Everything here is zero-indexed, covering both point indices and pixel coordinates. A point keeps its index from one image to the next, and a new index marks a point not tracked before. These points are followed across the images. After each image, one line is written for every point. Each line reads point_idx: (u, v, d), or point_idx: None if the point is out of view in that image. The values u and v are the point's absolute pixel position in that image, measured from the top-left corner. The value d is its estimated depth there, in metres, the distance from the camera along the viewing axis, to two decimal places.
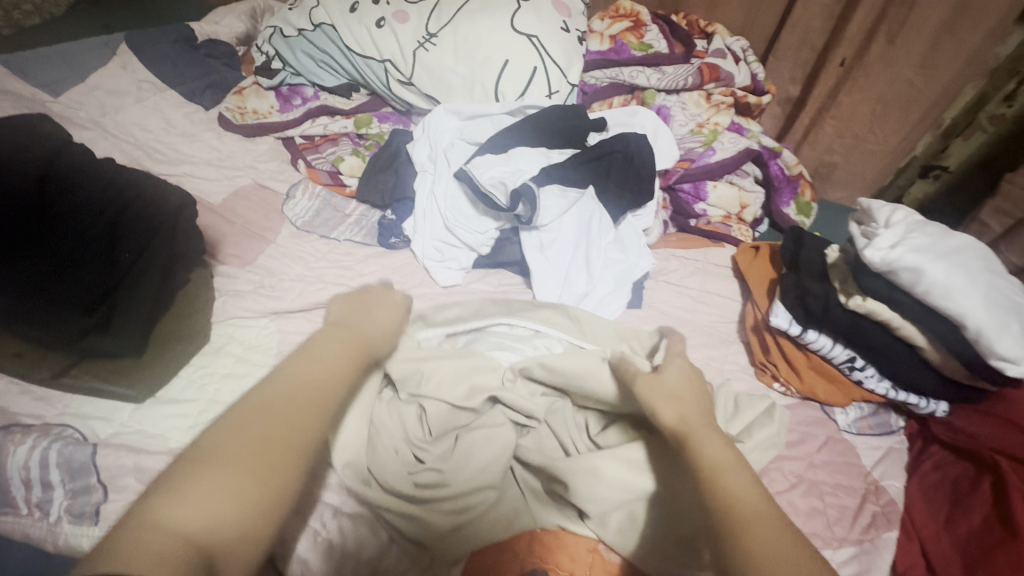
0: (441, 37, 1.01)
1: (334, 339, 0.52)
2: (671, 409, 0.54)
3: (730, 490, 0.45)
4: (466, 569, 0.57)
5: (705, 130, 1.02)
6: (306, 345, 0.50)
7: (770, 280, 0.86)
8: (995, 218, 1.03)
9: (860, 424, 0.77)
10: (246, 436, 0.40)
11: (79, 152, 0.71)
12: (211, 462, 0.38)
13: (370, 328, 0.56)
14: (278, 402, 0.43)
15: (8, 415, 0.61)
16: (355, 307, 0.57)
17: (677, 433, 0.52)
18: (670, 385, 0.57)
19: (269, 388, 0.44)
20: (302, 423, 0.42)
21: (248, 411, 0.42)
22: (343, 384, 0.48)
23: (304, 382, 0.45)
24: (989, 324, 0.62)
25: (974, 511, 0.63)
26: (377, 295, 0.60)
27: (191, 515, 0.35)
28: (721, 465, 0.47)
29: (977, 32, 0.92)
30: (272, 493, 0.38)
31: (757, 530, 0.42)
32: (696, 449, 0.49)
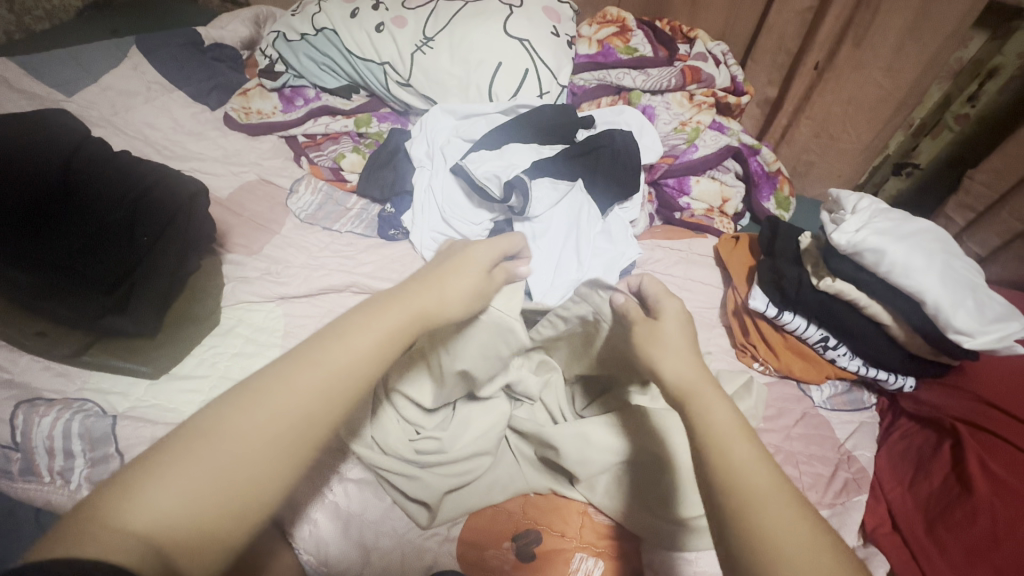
0: (437, 41, 1.07)
1: (386, 310, 0.46)
2: (678, 365, 0.48)
3: (732, 460, 0.39)
4: (464, 527, 0.63)
5: (687, 128, 1.08)
6: (344, 319, 0.45)
7: (750, 266, 0.92)
8: (959, 212, 1.09)
9: (834, 400, 0.82)
10: (240, 430, 0.37)
11: (99, 144, 0.76)
12: (194, 451, 0.35)
13: (441, 298, 0.50)
14: (287, 393, 0.39)
15: (32, 389, 0.65)
16: (430, 275, 0.52)
17: (677, 391, 0.46)
18: (671, 338, 0.51)
19: (285, 373, 0.40)
20: (301, 428, 0.38)
21: (255, 395, 0.39)
22: (370, 382, 0.43)
23: (324, 373, 0.41)
24: (946, 300, 0.67)
25: (935, 473, 0.68)
26: (474, 258, 0.56)
27: (157, 510, 0.33)
28: (723, 432, 0.41)
29: (936, 37, 0.98)
30: (247, 502, 0.35)
31: (760, 504, 0.37)
32: (697, 412, 0.43)
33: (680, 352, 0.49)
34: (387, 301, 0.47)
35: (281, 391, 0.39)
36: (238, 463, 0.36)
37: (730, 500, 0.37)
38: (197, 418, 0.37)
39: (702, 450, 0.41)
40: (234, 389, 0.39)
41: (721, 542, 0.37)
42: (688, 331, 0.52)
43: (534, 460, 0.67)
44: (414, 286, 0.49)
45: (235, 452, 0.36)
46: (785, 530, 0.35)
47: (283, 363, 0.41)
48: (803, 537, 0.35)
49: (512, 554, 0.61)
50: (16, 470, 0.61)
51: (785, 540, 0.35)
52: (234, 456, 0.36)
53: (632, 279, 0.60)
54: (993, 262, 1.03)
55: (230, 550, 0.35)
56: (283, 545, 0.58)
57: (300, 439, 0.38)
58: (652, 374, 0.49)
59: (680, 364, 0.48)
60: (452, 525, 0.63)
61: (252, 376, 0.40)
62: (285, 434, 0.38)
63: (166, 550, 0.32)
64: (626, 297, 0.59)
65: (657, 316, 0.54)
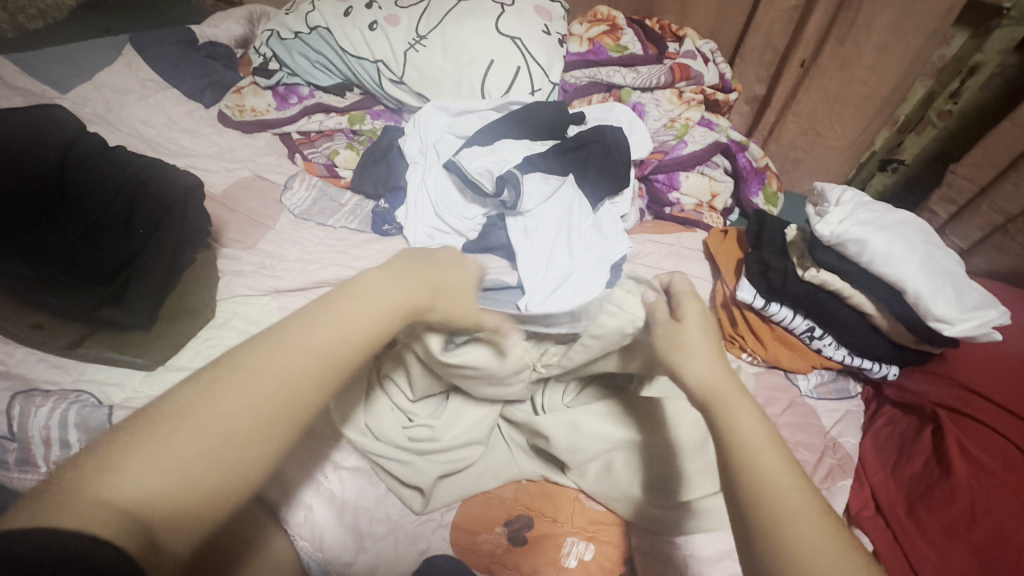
0: (430, 39, 1.08)
1: (377, 288, 0.44)
2: (704, 369, 0.47)
3: (764, 473, 0.40)
4: (457, 512, 0.64)
5: (677, 124, 1.10)
6: (334, 296, 0.44)
7: (738, 259, 0.93)
8: (942, 205, 1.11)
9: (821, 389, 0.83)
10: (224, 404, 0.35)
11: (94, 141, 0.77)
12: (177, 424, 0.34)
13: (439, 286, 0.49)
14: (276, 367, 0.38)
15: (28, 380, 0.65)
16: (423, 261, 0.50)
17: (702, 396, 0.46)
18: (692, 339, 0.50)
19: (271, 348, 0.39)
20: (285, 403, 0.37)
21: (242, 369, 0.37)
22: (358, 359, 0.42)
23: (311, 347, 0.39)
24: (927, 288, 0.69)
25: (916, 457, 0.70)
26: (467, 275, 0.53)
27: (138, 482, 0.31)
28: (752, 442, 0.42)
29: (919, 35, 1.00)
30: (231, 476, 0.34)
31: (788, 516, 0.38)
32: (725, 420, 0.44)
33: (702, 353, 0.49)
34: (377, 279, 0.45)
35: (266, 365, 0.38)
36: (219, 436, 0.34)
37: (759, 511, 0.39)
38: (179, 392, 0.36)
39: (731, 459, 0.42)
40: (218, 365, 0.38)
41: (745, 549, 0.39)
42: (708, 328, 0.52)
43: (526, 447, 0.69)
44: (407, 268, 0.48)
45: (218, 425, 0.35)
46: (812, 542, 0.37)
47: (268, 338, 0.40)
48: (827, 549, 0.37)
49: (505, 538, 0.62)
50: (12, 460, 0.61)
51: (811, 553, 0.36)
52: (217, 428, 0.34)
53: (664, 277, 0.58)
54: (976, 253, 1.05)
55: (211, 523, 0.34)
56: (277, 527, 0.57)
57: (285, 414, 0.37)
58: (675, 377, 0.49)
59: (706, 366, 0.47)
60: (446, 511, 0.64)
61: (238, 350, 0.39)
62: (269, 409, 0.36)
63: (148, 523, 0.31)
64: (658, 298, 0.56)
65: (680, 316, 0.53)
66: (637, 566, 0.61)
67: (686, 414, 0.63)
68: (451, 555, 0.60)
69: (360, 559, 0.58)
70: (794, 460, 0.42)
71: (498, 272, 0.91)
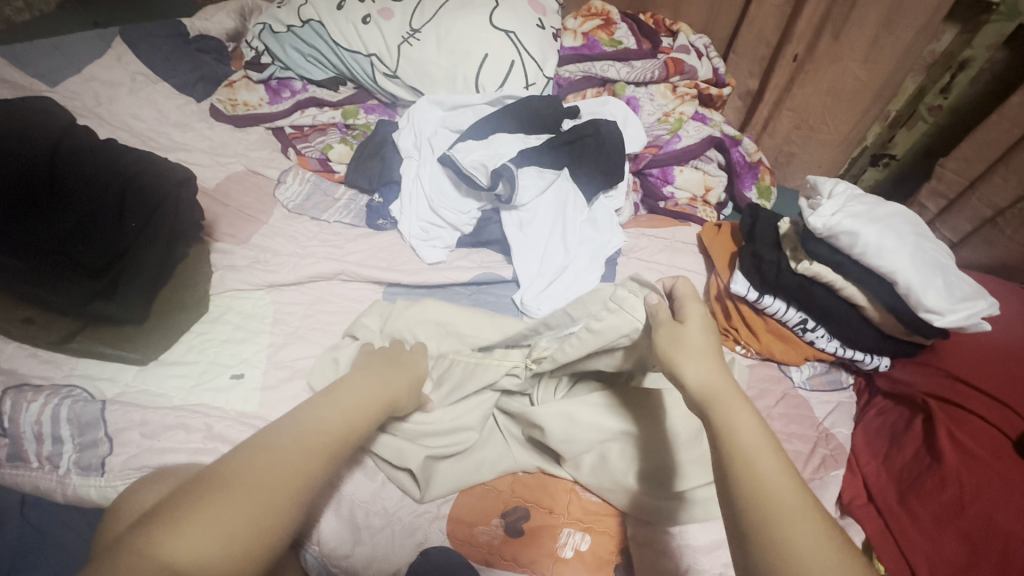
0: (424, 33, 1.08)
1: (358, 387, 0.56)
2: (704, 370, 0.47)
3: (759, 475, 0.41)
4: (453, 505, 0.64)
5: (671, 119, 1.10)
6: (333, 394, 0.54)
7: (731, 253, 0.94)
8: (932, 199, 1.12)
9: (813, 380, 0.84)
10: (258, 471, 0.43)
11: (85, 133, 0.76)
12: (225, 493, 0.41)
13: (400, 384, 0.61)
14: (296, 444, 0.46)
15: (19, 375, 0.65)
16: (389, 366, 0.63)
17: (700, 396, 0.46)
18: (694, 340, 0.50)
19: (290, 428, 0.48)
20: (304, 473, 0.45)
21: (270, 447, 0.45)
22: (352, 441, 0.51)
23: (318, 426, 0.49)
24: (917, 280, 0.70)
25: (907, 446, 0.71)
26: (417, 363, 0.67)
27: (195, 541, 0.37)
28: (750, 444, 0.42)
29: (908, 31, 1.01)
30: (265, 534, 0.41)
31: (783, 515, 0.38)
32: (722, 420, 0.44)
33: (701, 355, 0.49)
34: (363, 383, 0.57)
35: (289, 440, 0.47)
36: (257, 500, 0.41)
37: (756, 512, 0.39)
38: (222, 467, 0.43)
39: (727, 460, 0.42)
40: (250, 442, 0.46)
41: (741, 548, 0.39)
42: (710, 332, 0.52)
43: (522, 439, 0.69)
44: (381, 372, 0.61)
45: (257, 491, 0.42)
46: (806, 541, 0.37)
47: (285, 424, 0.48)
48: (825, 551, 0.37)
49: (501, 530, 0.62)
50: (3, 456, 0.61)
51: (807, 552, 0.36)
52: (254, 495, 0.41)
53: (668, 282, 0.58)
54: (965, 246, 1.06)
55: None
56: None
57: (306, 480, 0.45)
58: (673, 376, 0.49)
59: (706, 368, 0.48)
60: (443, 503, 0.64)
61: (264, 432, 0.47)
62: (294, 475, 0.44)
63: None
64: (660, 300, 0.55)
65: (682, 318, 0.53)
66: (633, 556, 0.61)
67: (680, 404, 0.64)
68: (447, 547, 0.60)
69: (357, 552, 0.58)
70: (790, 462, 0.42)
71: (493, 265, 0.92)
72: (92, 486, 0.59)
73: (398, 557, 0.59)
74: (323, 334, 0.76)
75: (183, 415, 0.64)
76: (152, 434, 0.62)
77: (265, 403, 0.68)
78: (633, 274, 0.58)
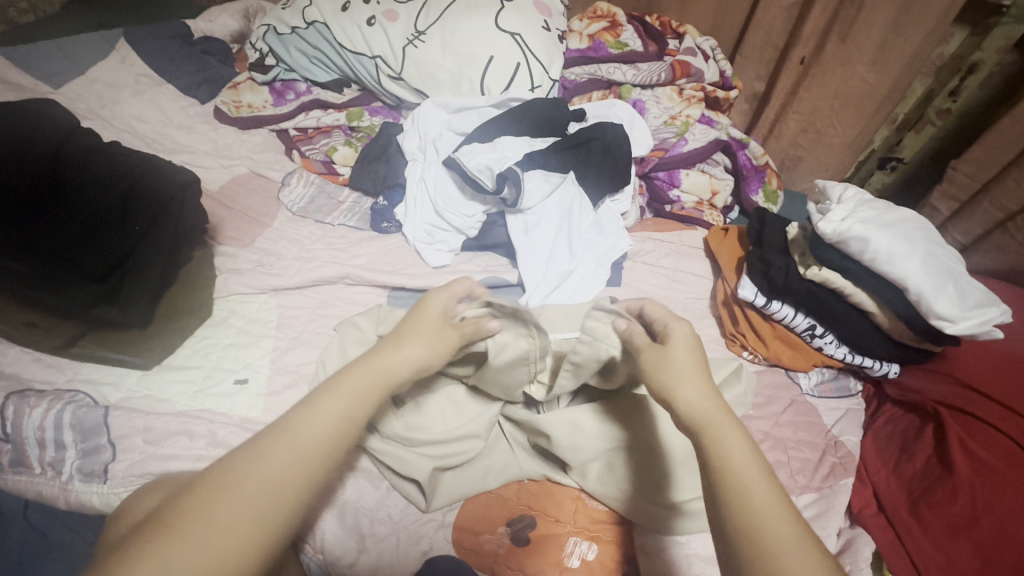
0: (429, 35, 1.07)
1: (354, 374, 0.49)
2: (696, 395, 0.47)
3: (754, 504, 0.40)
4: (459, 511, 0.64)
5: (677, 122, 1.09)
6: (326, 386, 0.48)
7: (738, 257, 0.93)
8: (943, 202, 1.11)
9: (822, 387, 0.83)
10: (226, 496, 0.41)
11: (88, 136, 0.76)
12: (190, 518, 0.39)
13: (402, 355, 0.52)
14: (268, 460, 0.43)
15: (21, 380, 0.64)
16: (397, 334, 0.54)
17: (693, 422, 0.46)
18: (680, 362, 0.50)
19: (261, 446, 0.44)
20: (278, 491, 0.42)
21: (242, 464, 0.43)
22: (339, 441, 0.46)
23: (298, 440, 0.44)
24: (928, 286, 0.69)
25: (917, 455, 0.70)
26: (429, 315, 0.56)
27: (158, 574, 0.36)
28: (742, 473, 0.42)
29: (918, 34, 0.99)
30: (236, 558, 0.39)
31: (778, 549, 0.38)
32: (714, 447, 0.43)
33: (690, 376, 0.48)
34: (357, 370, 0.50)
35: (258, 458, 0.43)
36: (217, 537, 0.39)
37: (749, 545, 0.38)
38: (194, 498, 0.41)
39: (718, 486, 0.42)
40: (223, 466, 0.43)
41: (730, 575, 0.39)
42: (694, 351, 0.51)
43: (527, 446, 0.68)
44: (380, 349, 0.53)
45: (216, 530, 0.39)
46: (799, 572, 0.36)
47: (259, 439, 0.44)
48: None
49: (507, 538, 0.61)
50: (6, 462, 0.62)
51: None
52: (222, 532, 0.39)
53: (632, 304, 0.61)
54: (975, 251, 1.05)
55: None
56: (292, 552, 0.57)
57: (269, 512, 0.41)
58: (663, 401, 0.49)
59: (697, 393, 0.47)
60: (448, 511, 0.64)
61: (247, 444, 0.45)
62: (258, 507, 0.41)
63: None
64: (629, 324, 0.59)
65: (666, 342, 0.53)
66: (639, 565, 0.60)
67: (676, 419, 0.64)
68: (453, 556, 0.59)
69: (362, 560, 0.58)
70: (784, 493, 0.41)
71: (498, 270, 0.91)
72: (95, 493, 0.59)
73: (403, 565, 0.58)
74: (328, 339, 0.75)
75: (186, 420, 0.64)
76: (155, 440, 0.62)
77: (268, 409, 0.67)
78: (599, 303, 0.62)
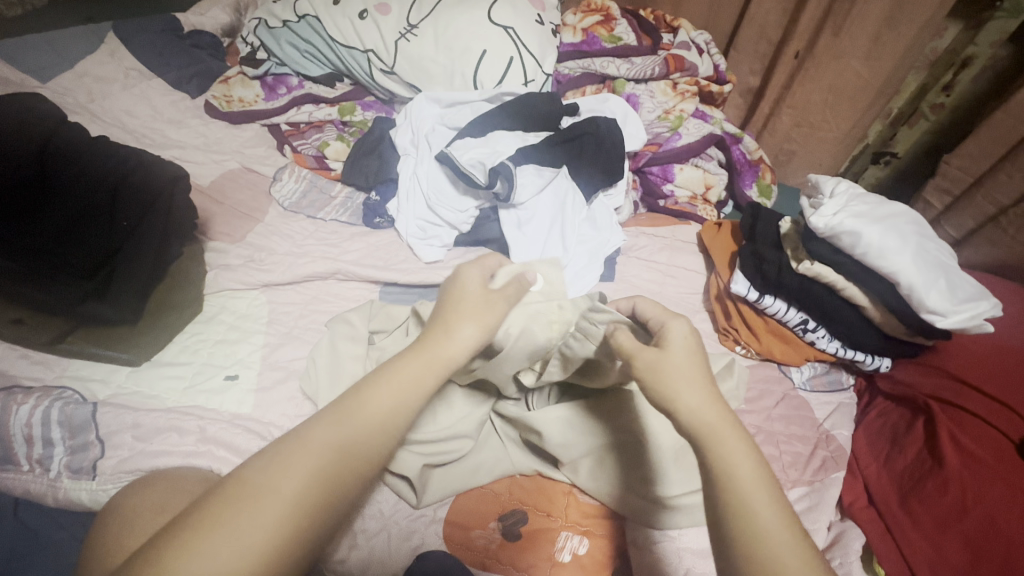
0: (422, 28, 1.07)
1: (404, 363, 0.48)
2: (699, 404, 0.45)
3: (753, 514, 0.40)
4: (450, 508, 0.64)
5: (671, 116, 1.09)
6: (379, 372, 0.48)
7: (731, 252, 0.93)
8: (937, 196, 1.11)
9: (814, 381, 0.83)
10: (273, 483, 0.41)
11: (76, 130, 0.75)
12: (238, 504, 0.40)
13: (453, 340, 0.50)
14: (320, 448, 0.43)
15: (9, 377, 0.64)
16: (442, 315, 0.53)
17: (692, 431, 0.44)
18: (678, 368, 0.47)
19: (315, 431, 0.44)
20: (326, 478, 0.43)
21: (293, 451, 0.43)
22: (388, 431, 0.46)
23: (351, 429, 0.45)
24: (920, 281, 0.69)
25: (909, 450, 0.70)
26: (470, 290, 0.54)
27: (207, 559, 0.37)
28: (744, 488, 0.41)
29: (911, 28, 0.99)
30: (283, 544, 0.39)
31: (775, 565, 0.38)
32: (716, 457, 0.43)
33: (689, 382, 0.46)
34: (408, 360, 0.49)
35: (310, 444, 0.43)
36: (265, 521, 0.39)
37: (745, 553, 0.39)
38: (243, 477, 0.42)
39: (720, 493, 0.42)
40: (274, 446, 0.43)
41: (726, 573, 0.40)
42: (692, 354, 0.49)
43: (520, 442, 0.68)
44: (429, 334, 0.51)
45: (266, 516, 0.40)
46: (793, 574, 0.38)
47: (306, 429, 0.44)
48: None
49: (499, 533, 0.62)
50: None
51: None
52: (269, 517, 0.39)
53: (624, 303, 0.61)
54: (967, 245, 1.06)
55: None
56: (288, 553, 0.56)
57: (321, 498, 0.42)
58: (662, 409, 0.46)
59: (700, 400, 0.45)
60: (439, 506, 0.64)
61: (296, 428, 0.45)
62: (309, 493, 0.41)
63: None
64: (619, 327, 0.56)
65: (664, 343, 0.50)
66: (631, 559, 0.60)
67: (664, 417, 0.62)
68: (444, 551, 0.59)
69: (353, 555, 0.58)
70: (782, 499, 0.42)
71: None
72: (84, 490, 0.59)
73: (396, 561, 0.58)
74: (320, 335, 0.75)
75: (176, 416, 0.63)
76: (145, 437, 0.61)
77: (259, 405, 0.67)
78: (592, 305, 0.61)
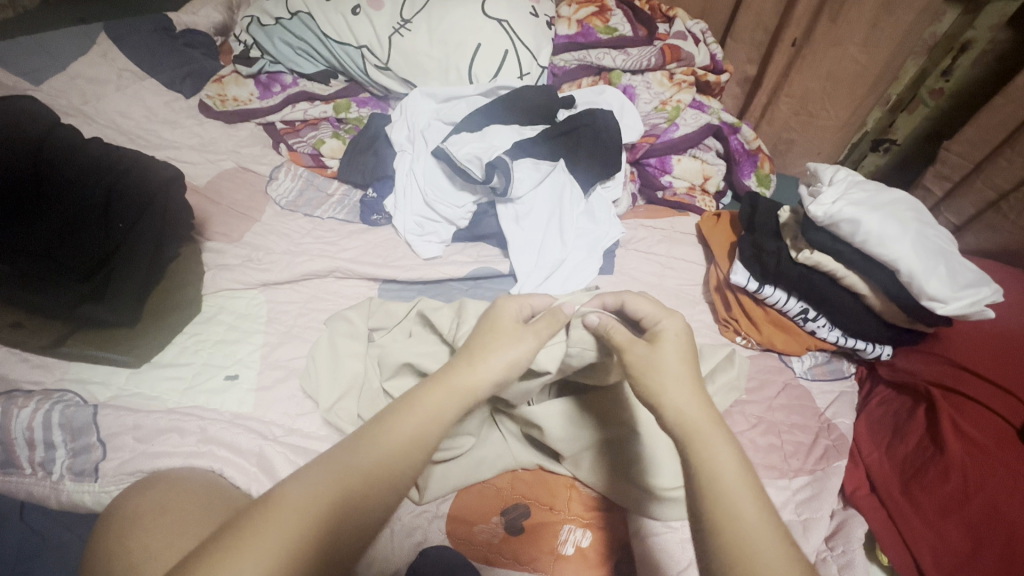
0: (416, 23, 1.06)
1: (434, 391, 0.49)
2: (684, 399, 0.46)
3: (738, 514, 0.40)
4: (453, 505, 0.64)
5: (668, 107, 1.08)
6: (410, 400, 0.48)
7: (731, 241, 0.93)
8: (937, 183, 1.10)
9: (815, 370, 0.83)
10: (300, 506, 0.40)
11: (69, 131, 0.75)
12: (264, 524, 0.39)
13: (482, 369, 0.51)
14: (350, 474, 0.43)
15: (9, 380, 0.64)
16: (473, 344, 0.53)
17: (680, 429, 0.45)
18: (667, 363, 0.49)
19: (343, 457, 0.44)
20: (352, 505, 0.42)
21: (324, 476, 0.43)
22: (416, 460, 0.45)
23: (382, 456, 0.44)
24: (920, 268, 0.68)
25: (910, 438, 0.70)
26: (502, 322, 0.55)
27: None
28: (726, 485, 0.41)
29: (909, 13, 0.98)
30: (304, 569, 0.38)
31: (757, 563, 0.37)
32: (701, 454, 0.43)
33: (681, 382, 0.47)
34: (439, 389, 0.49)
35: (340, 470, 0.43)
36: (289, 544, 0.38)
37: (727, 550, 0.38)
38: (263, 499, 0.41)
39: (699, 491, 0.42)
40: (297, 473, 0.43)
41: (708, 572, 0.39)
42: (684, 353, 0.50)
43: (521, 436, 0.68)
44: (460, 363, 0.52)
45: (279, 542, 0.38)
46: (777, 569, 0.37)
47: (337, 454, 0.44)
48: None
49: (501, 528, 0.62)
50: None
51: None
52: (295, 539, 0.39)
53: (608, 299, 0.59)
54: (967, 231, 1.05)
55: None
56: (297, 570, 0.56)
57: (332, 527, 0.41)
58: (652, 405, 0.48)
59: (686, 397, 0.46)
60: (441, 502, 0.64)
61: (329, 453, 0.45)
62: (324, 520, 0.41)
63: None
64: (602, 318, 0.56)
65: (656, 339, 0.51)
66: (631, 551, 0.60)
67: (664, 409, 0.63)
68: (447, 545, 0.59)
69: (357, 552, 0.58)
70: (767, 500, 0.41)
71: (489, 260, 0.90)
72: (87, 492, 0.59)
73: (400, 557, 0.58)
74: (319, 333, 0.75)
75: (176, 417, 0.63)
76: (146, 438, 0.61)
77: (259, 404, 0.67)
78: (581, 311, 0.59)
